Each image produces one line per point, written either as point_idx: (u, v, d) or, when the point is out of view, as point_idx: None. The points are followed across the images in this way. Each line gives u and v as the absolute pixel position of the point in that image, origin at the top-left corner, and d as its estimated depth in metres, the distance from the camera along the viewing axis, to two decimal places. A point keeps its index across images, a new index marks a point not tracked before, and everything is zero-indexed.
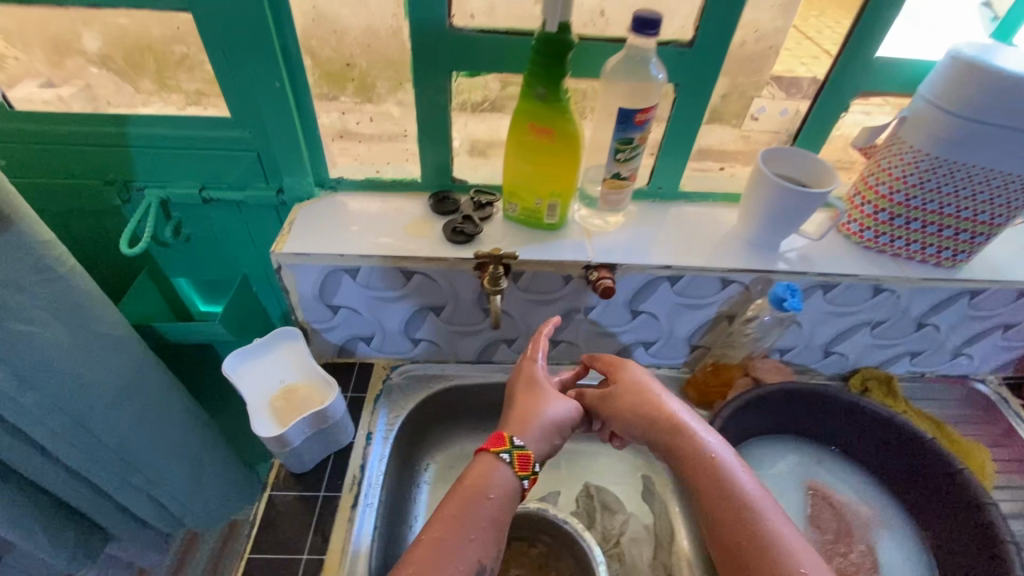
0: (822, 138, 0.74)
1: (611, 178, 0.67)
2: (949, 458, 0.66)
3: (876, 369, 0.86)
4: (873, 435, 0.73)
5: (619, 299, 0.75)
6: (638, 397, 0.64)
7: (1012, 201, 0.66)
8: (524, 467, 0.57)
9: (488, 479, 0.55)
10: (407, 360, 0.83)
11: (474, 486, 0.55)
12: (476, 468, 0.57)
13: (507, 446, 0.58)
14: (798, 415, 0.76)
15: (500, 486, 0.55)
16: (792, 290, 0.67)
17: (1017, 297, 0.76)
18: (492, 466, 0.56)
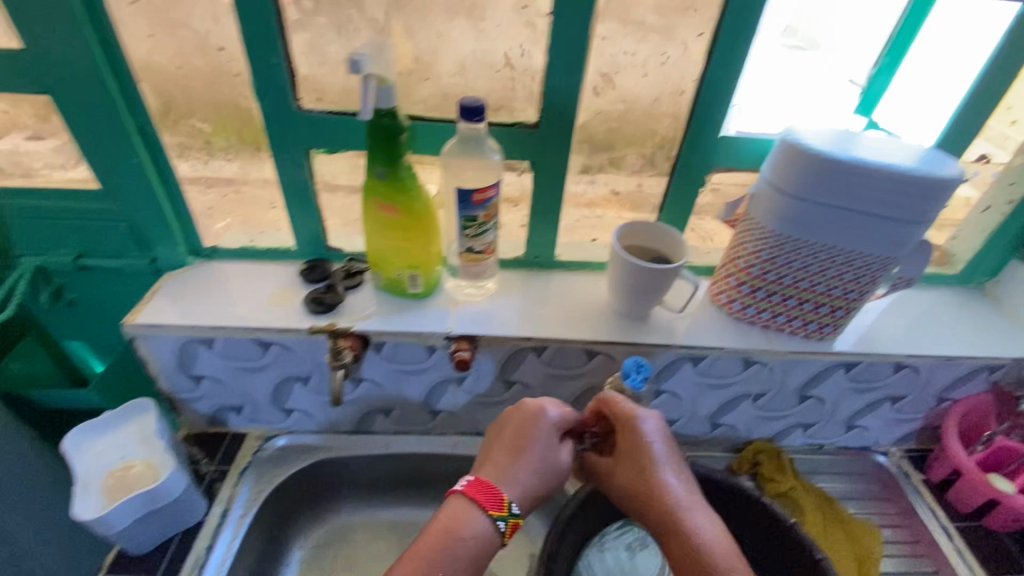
0: (687, 210, 0.75)
1: (467, 252, 0.68)
2: (811, 546, 0.64)
3: (769, 442, 0.84)
4: (744, 516, 0.70)
5: (488, 370, 0.74)
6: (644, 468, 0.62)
7: (861, 277, 0.66)
8: (499, 509, 0.59)
9: (457, 523, 0.59)
10: (282, 429, 0.81)
11: (446, 528, 0.58)
12: (453, 511, 0.60)
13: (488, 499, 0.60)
14: None
15: (469, 536, 0.58)
16: (639, 366, 0.65)
17: (894, 371, 0.75)
18: (465, 511, 0.60)
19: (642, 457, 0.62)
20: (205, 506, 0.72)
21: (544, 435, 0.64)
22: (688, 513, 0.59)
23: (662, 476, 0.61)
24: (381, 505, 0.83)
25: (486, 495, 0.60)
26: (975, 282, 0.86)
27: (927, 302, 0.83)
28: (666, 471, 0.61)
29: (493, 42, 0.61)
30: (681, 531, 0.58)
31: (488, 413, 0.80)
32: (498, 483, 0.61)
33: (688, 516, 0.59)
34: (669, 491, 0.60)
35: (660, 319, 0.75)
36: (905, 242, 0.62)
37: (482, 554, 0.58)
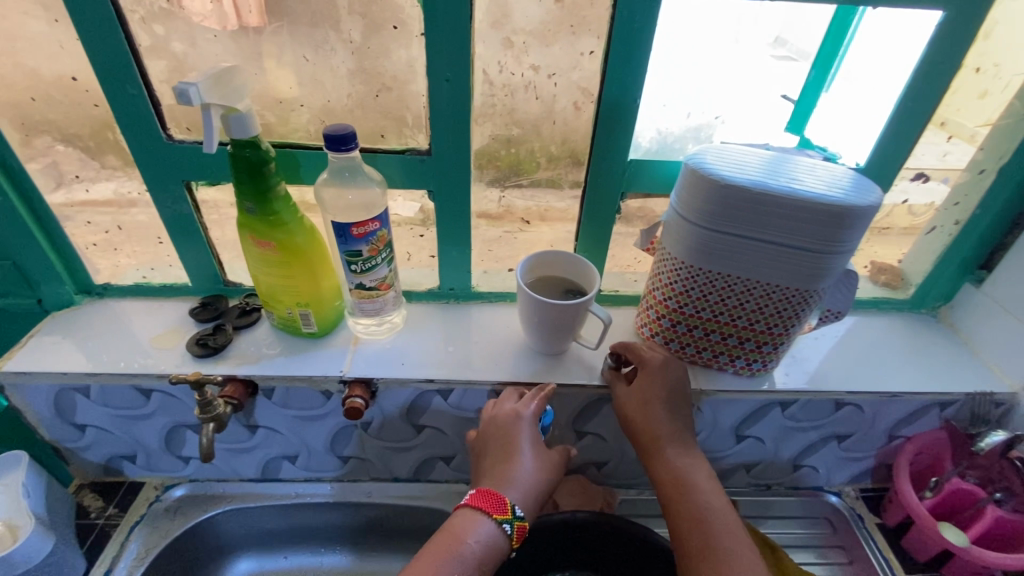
0: (605, 238, 0.70)
1: (359, 289, 0.62)
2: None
3: None
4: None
5: (392, 414, 0.68)
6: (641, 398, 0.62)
7: (783, 310, 0.60)
8: (503, 512, 0.55)
9: (465, 531, 0.54)
10: (184, 477, 0.76)
11: (453, 538, 0.53)
12: (458, 520, 0.55)
13: (509, 516, 0.55)
14: (594, 545, 0.70)
15: (476, 545, 0.53)
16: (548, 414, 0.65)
17: (835, 408, 0.69)
18: (463, 519, 0.55)
19: (641, 396, 0.62)
20: (86, 564, 0.67)
21: (527, 435, 0.60)
22: (668, 441, 0.60)
23: (647, 409, 0.62)
24: (294, 555, 0.78)
25: (490, 505, 0.55)
26: (928, 307, 0.81)
27: (876, 330, 0.77)
28: (665, 406, 0.62)
29: (394, 68, 0.58)
30: (659, 457, 0.60)
31: (402, 459, 0.75)
32: (500, 486, 0.57)
33: (666, 443, 0.60)
34: (661, 423, 0.61)
35: (576, 356, 0.69)
36: (825, 273, 0.56)
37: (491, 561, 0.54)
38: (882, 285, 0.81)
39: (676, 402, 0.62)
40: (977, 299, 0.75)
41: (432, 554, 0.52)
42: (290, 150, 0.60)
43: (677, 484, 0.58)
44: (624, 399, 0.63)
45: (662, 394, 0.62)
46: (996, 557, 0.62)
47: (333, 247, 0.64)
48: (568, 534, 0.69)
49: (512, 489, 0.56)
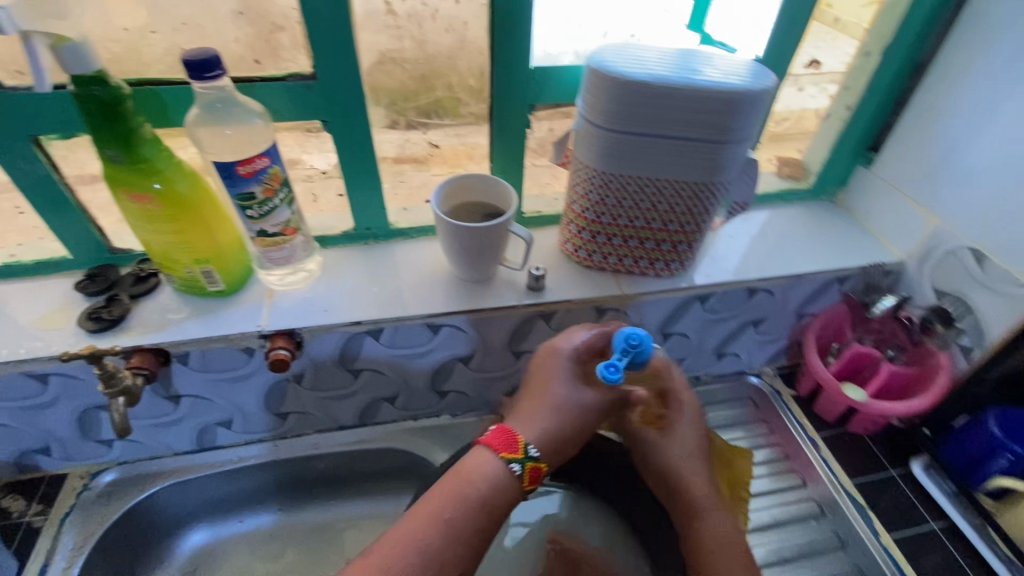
0: (519, 157, 0.69)
1: (261, 236, 0.58)
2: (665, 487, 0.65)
3: None
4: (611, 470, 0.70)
5: (324, 363, 0.66)
6: (681, 455, 0.63)
7: (693, 207, 0.62)
8: (514, 452, 0.52)
9: (470, 468, 0.52)
10: (113, 461, 0.72)
11: (456, 475, 0.51)
12: (468, 457, 0.53)
13: (520, 455, 0.52)
14: None
15: (483, 482, 0.51)
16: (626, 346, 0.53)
17: (749, 296, 0.73)
18: (477, 460, 0.52)
19: (671, 460, 0.63)
20: (19, 564, 0.63)
21: (561, 371, 0.58)
22: (706, 512, 0.60)
23: (683, 478, 0.62)
24: (248, 518, 0.77)
25: (503, 439, 0.53)
26: (828, 194, 0.86)
27: (783, 221, 0.82)
28: (704, 467, 0.63)
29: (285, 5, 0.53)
30: (694, 524, 0.60)
31: (343, 406, 0.73)
32: (518, 428, 0.54)
33: (704, 513, 0.60)
34: (701, 489, 0.61)
35: (503, 279, 0.69)
36: (728, 164, 0.58)
37: (490, 508, 0.51)
38: (787, 177, 0.85)
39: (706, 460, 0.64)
40: (868, 180, 0.80)
41: (436, 496, 0.50)
42: (149, 86, 0.53)
43: (709, 549, 0.58)
44: (652, 448, 0.64)
45: (699, 453, 0.64)
46: (889, 405, 0.71)
47: (223, 193, 0.59)
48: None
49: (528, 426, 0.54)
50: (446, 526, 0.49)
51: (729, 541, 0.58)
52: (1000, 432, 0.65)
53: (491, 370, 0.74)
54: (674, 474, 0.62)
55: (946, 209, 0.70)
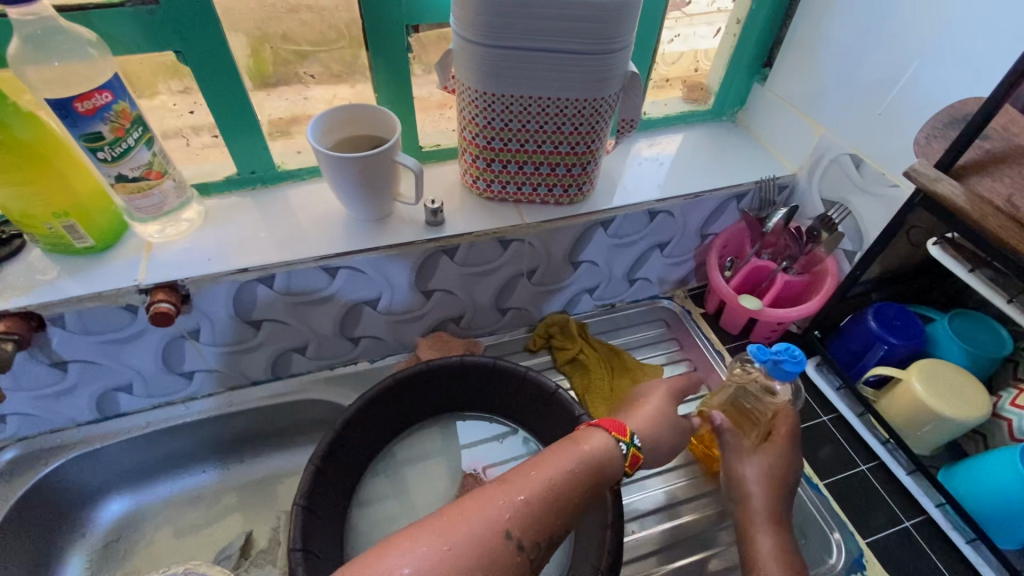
0: (405, 86, 0.66)
1: (121, 182, 0.54)
2: (571, 406, 0.67)
3: (559, 313, 0.83)
4: (521, 395, 0.71)
5: (218, 315, 0.64)
6: (762, 471, 0.62)
7: (582, 127, 0.62)
8: (625, 435, 0.53)
9: (585, 437, 0.51)
10: (10, 439, 0.69)
11: (573, 444, 0.51)
12: (580, 432, 0.53)
13: (628, 438, 0.53)
14: (459, 390, 0.74)
15: (591, 449, 0.50)
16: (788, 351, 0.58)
17: (651, 218, 0.75)
18: (588, 436, 0.52)
19: (745, 471, 0.63)
20: None
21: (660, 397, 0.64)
22: (760, 525, 0.59)
23: (748, 489, 0.61)
24: (170, 483, 0.76)
25: (611, 422, 0.54)
26: (728, 114, 0.87)
27: (685, 144, 0.82)
28: (786, 483, 0.61)
29: None
30: (747, 535, 0.59)
31: (252, 360, 0.72)
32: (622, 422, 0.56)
33: (760, 526, 0.59)
34: (761, 501, 0.60)
35: (403, 217, 0.68)
36: (609, 79, 0.57)
37: (586, 488, 0.49)
38: (689, 101, 0.86)
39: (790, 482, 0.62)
40: (763, 96, 0.82)
41: (554, 455, 0.49)
42: None
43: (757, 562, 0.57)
44: (735, 460, 0.64)
45: (789, 472, 0.62)
46: (783, 312, 0.75)
47: (73, 138, 0.54)
48: (402, 394, 0.70)
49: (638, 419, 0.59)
50: (571, 476, 0.48)
51: (778, 558, 0.56)
52: (877, 327, 0.70)
53: (403, 311, 0.74)
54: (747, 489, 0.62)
55: (830, 119, 0.73)
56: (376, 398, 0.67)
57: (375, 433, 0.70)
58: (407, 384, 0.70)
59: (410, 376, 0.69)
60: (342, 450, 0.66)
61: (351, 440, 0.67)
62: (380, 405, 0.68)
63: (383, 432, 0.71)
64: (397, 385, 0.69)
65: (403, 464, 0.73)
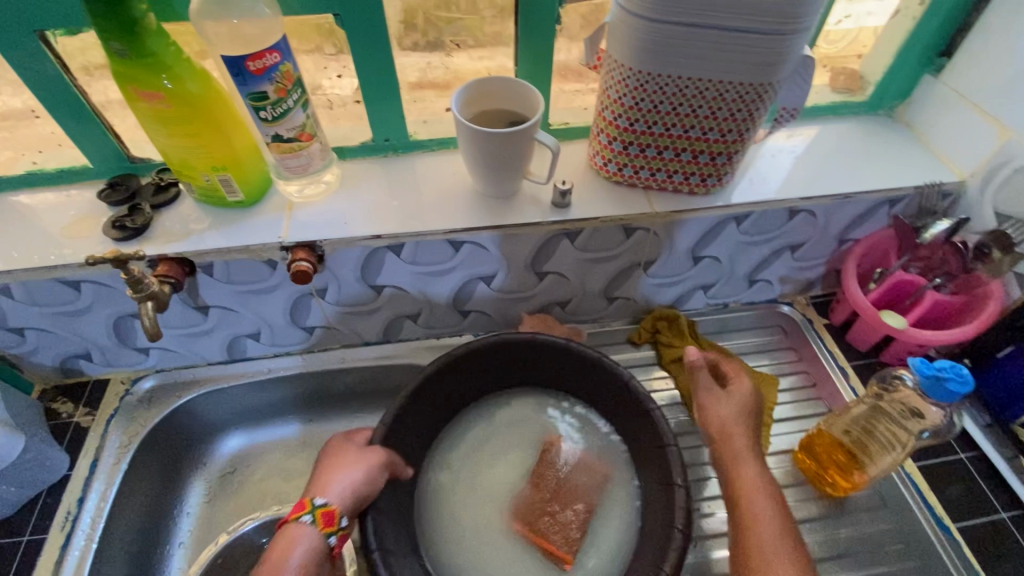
0: (547, 61, 0.64)
1: (275, 142, 0.56)
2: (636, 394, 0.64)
3: (669, 308, 0.80)
4: (588, 375, 0.70)
5: (346, 277, 0.66)
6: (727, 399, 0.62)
7: (737, 113, 0.57)
8: (303, 509, 0.55)
9: (285, 543, 0.54)
10: (150, 370, 0.75)
11: (276, 556, 0.53)
12: (280, 539, 0.54)
13: (309, 508, 0.55)
14: (525, 365, 0.72)
15: (291, 550, 0.53)
16: (957, 371, 0.54)
17: (790, 216, 0.69)
18: (292, 534, 0.54)
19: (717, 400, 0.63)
20: (70, 459, 0.67)
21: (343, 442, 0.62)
22: (743, 451, 0.59)
23: (728, 426, 0.61)
24: (280, 427, 0.81)
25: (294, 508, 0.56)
26: (885, 108, 0.78)
27: (831, 139, 0.74)
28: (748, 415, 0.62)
29: None
30: (727, 462, 0.59)
31: (366, 322, 0.74)
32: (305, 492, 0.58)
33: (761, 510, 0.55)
34: (741, 430, 0.60)
35: (529, 195, 0.66)
36: (780, 62, 0.52)
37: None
38: (839, 91, 0.78)
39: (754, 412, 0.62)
40: (934, 90, 0.72)
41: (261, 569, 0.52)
42: None
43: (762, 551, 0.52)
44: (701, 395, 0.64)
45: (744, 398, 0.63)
46: (930, 334, 0.67)
47: (235, 94, 0.56)
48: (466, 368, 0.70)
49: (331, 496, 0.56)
50: None
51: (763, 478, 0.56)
52: None
53: (514, 290, 0.73)
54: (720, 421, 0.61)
55: (1022, 121, 0.63)
56: (449, 362, 0.67)
57: (442, 405, 0.71)
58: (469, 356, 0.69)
59: (489, 342, 0.68)
60: (415, 409, 0.66)
61: (425, 401, 0.67)
62: (456, 370, 0.69)
63: (459, 397, 0.72)
64: (476, 351, 0.68)
65: (476, 432, 0.74)
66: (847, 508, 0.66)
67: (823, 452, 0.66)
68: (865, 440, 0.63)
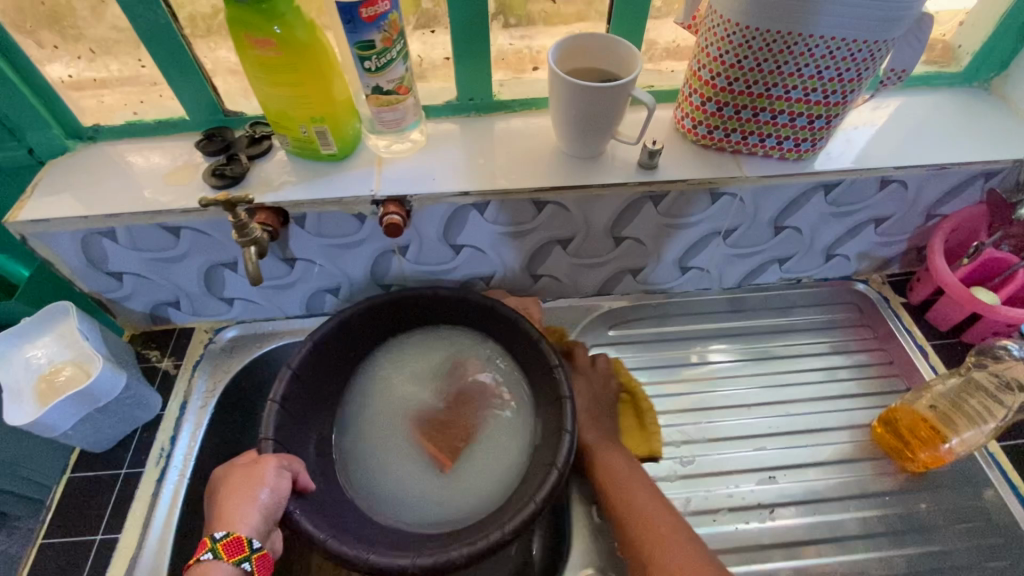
0: (641, 18, 0.63)
1: (375, 94, 0.56)
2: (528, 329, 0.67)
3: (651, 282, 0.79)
4: (480, 317, 0.72)
5: (429, 234, 0.67)
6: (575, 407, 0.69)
7: (843, 73, 0.55)
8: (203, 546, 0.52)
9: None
10: (231, 321, 0.78)
11: None
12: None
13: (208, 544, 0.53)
14: (410, 320, 0.74)
15: None
16: None
17: (881, 186, 0.67)
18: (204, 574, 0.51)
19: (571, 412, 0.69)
20: (162, 400, 0.70)
21: (225, 473, 0.59)
22: (599, 448, 0.65)
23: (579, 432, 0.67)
24: None
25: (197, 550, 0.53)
26: (981, 79, 0.74)
27: (925, 108, 0.71)
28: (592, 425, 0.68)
29: None
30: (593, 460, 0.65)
31: (439, 282, 0.75)
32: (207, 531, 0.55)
33: (638, 492, 0.60)
34: (587, 433, 0.67)
35: (615, 157, 0.65)
36: (900, 17, 0.50)
37: None
38: (929, 62, 0.74)
39: (598, 409, 0.69)
40: None
41: None
42: None
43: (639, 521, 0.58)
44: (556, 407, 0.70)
45: (586, 402, 0.69)
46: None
47: (339, 46, 0.57)
48: (354, 334, 0.71)
49: (236, 525, 0.54)
50: None
51: (627, 467, 0.63)
52: None
53: (588, 256, 0.73)
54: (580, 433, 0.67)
55: None
56: (334, 326, 0.69)
57: (335, 374, 0.71)
58: (349, 323, 0.70)
59: (374, 307, 0.70)
60: (301, 387, 0.66)
61: (310, 376, 0.67)
62: (333, 341, 0.69)
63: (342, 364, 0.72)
64: (350, 319, 0.69)
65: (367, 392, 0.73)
66: (926, 485, 0.66)
67: (905, 427, 0.66)
68: (953, 411, 0.62)
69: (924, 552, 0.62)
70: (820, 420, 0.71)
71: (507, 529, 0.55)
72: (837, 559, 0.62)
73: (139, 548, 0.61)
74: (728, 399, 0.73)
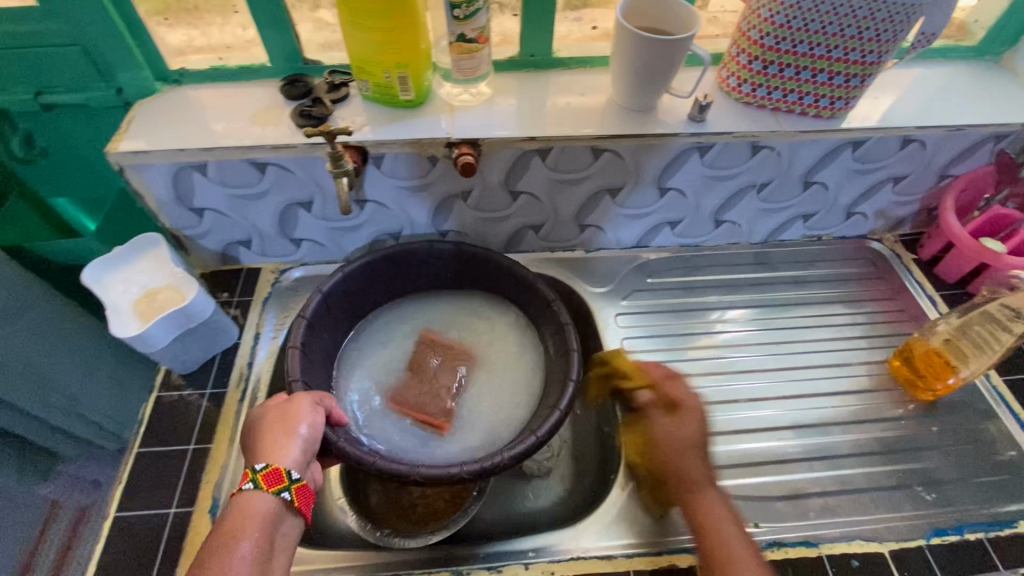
0: None
1: (458, 41, 0.62)
2: (522, 275, 0.74)
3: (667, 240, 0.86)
4: (471, 273, 0.79)
5: (492, 179, 0.73)
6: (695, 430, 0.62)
7: (880, 35, 0.62)
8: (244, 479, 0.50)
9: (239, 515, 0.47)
10: (295, 263, 0.82)
11: (233, 527, 0.47)
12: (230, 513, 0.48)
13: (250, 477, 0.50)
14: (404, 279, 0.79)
15: (256, 518, 0.48)
16: None
17: (903, 144, 0.74)
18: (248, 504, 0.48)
19: (672, 443, 0.61)
20: (237, 330, 0.75)
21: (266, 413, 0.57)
22: (702, 485, 0.58)
23: (682, 454, 0.60)
24: None
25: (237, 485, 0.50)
26: (993, 53, 0.81)
27: (942, 76, 0.78)
28: (697, 456, 0.60)
29: None
30: (694, 497, 0.58)
31: (495, 229, 0.81)
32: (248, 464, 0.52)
33: (733, 535, 0.54)
34: (698, 465, 0.60)
35: (666, 110, 0.71)
36: None
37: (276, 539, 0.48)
38: (946, 37, 0.82)
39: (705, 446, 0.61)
40: None
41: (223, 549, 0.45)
42: None
43: (717, 527, 0.55)
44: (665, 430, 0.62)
45: (680, 432, 0.62)
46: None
47: None
48: (358, 291, 0.75)
49: (278, 455, 0.52)
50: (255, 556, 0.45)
51: (729, 512, 0.56)
52: None
53: (637, 206, 0.79)
54: (675, 462, 0.60)
55: None
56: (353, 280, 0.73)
57: (337, 329, 0.74)
58: (347, 278, 0.73)
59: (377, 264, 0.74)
60: (314, 338, 0.69)
61: (320, 331, 0.70)
62: (336, 302, 0.72)
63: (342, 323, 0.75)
64: (353, 275, 0.73)
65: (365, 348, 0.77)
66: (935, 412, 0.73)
67: (921, 363, 0.74)
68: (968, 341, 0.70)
69: (922, 467, 0.69)
70: (838, 356, 0.79)
71: (540, 432, 0.61)
72: (847, 474, 0.69)
73: (229, 456, 0.66)
74: (751, 339, 0.81)
